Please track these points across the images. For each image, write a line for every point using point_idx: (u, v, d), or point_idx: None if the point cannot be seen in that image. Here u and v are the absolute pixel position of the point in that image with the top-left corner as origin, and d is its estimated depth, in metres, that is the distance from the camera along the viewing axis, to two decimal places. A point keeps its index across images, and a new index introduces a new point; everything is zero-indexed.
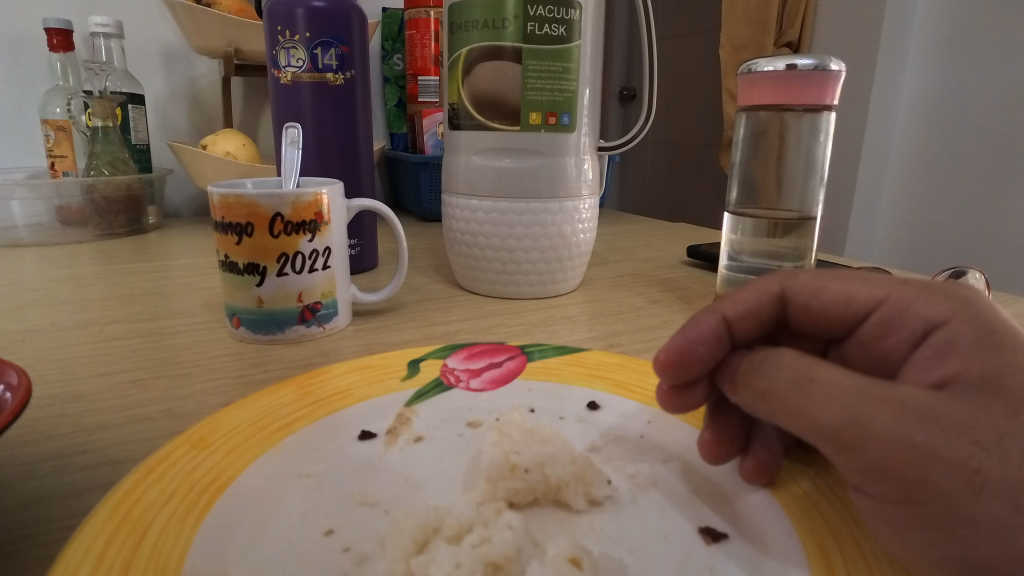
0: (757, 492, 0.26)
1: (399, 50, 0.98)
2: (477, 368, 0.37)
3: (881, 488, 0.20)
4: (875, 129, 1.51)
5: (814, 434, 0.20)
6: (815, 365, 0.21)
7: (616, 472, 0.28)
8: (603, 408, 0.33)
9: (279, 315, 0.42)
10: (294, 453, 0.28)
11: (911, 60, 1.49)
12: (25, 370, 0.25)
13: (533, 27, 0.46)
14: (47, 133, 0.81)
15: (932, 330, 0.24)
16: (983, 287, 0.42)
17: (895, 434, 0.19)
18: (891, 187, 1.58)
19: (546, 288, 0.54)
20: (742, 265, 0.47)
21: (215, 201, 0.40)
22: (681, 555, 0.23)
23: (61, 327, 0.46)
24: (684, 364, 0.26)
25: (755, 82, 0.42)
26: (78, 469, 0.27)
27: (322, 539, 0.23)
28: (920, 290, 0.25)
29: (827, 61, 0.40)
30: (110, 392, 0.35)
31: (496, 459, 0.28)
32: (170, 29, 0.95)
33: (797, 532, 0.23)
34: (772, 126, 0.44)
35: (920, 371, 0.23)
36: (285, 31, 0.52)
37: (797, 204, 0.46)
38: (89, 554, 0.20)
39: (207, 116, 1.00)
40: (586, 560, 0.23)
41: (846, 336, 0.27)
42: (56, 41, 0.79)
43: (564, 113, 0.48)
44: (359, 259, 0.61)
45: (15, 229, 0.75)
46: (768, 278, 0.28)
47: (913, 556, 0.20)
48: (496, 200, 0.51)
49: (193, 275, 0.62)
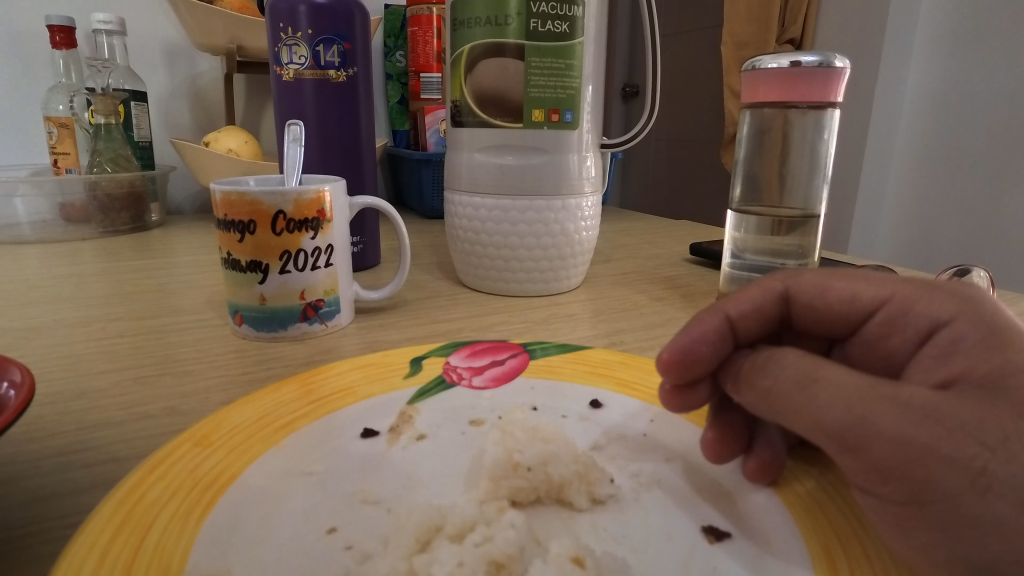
0: (761, 491, 0.26)
1: (401, 46, 0.98)
2: (480, 366, 0.37)
3: (886, 489, 0.20)
4: (879, 126, 1.50)
5: (818, 434, 0.20)
6: (819, 365, 0.21)
7: (619, 471, 0.28)
8: (605, 407, 0.33)
9: (281, 313, 0.42)
10: (296, 452, 0.28)
11: (916, 57, 1.48)
12: (27, 368, 0.25)
13: (536, 24, 0.46)
14: (50, 131, 0.81)
15: (937, 329, 0.23)
16: (988, 285, 0.42)
17: (900, 435, 0.19)
18: (894, 184, 1.57)
19: (549, 286, 0.54)
20: (745, 263, 0.47)
21: (218, 199, 0.40)
22: (683, 555, 0.23)
23: (64, 325, 0.46)
24: (687, 363, 0.26)
25: (759, 79, 0.42)
26: (80, 467, 0.27)
27: (324, 537, 0.23)
28: (925, 289, 0.25)
29: (832, 57, 0.39)
30: (112, 389, 0.36)
31: (498, 457, 0.28)
32: (172, 26, 0.95)
33: (800, 532, 0.23)
34: (776, 123, 0.44)
35: (925, 370, 0.23)
36: (287, 28, 0.52)
37: (801, 201, 0.45)
38: (92, 552, 0.20)
39: (209, 113, 1.00)
40: (588, 560, 0.23)
41: (850, 335, 0.27)
42: (58, 39, 0.79)
43: (566, 110, 0.48)
44: (361, 256, 0.61)
45: (18, 226, 0.75)
46: (772, 277, 0.28)
47: (918, 557, 0.20)
48: (499, 197, 0.50)
49: (196, 272, 0.62)
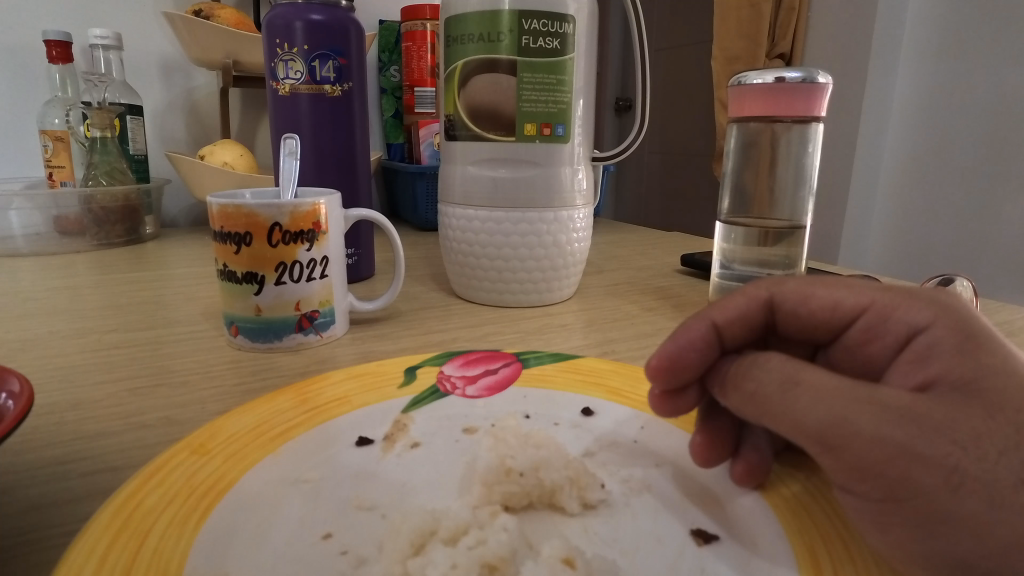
0: (748, 495, 0.27)
1: (396, 61, 1.00)
2: (473, 375, 0.38)
3: (865, 487, 0.21)
4: (866, 140, 1.53)
5: (800, 434, 0.21)
6: (801, 367, 0.22)
7: (610, 476, 0.28)
8: (597, 414, 0.34)
9: (277, 324, 0.43)
10: (292, 460, 0.28)
11: (901, 71, 1.51)
12: (26, 378, 0.25)
13: (527, 40, 0.47)
14: (45, 144, 0.81)
15: (915, 335, 0.24)
16: (971, 294, 0.43)
17: (877, 434, 0.20)
18: (882, 195, 1.60)
19: (542, 297, 0.55)
20: (733, 273, 0.47)
21: (215, 211, 0.41)
22: (673, 556, 0.23)
23: (60, 337, 0.46)
24: (674, 370, 0.26)
25: (744, 94, 0.43)
26: (79, 475, 0.28)
27: (320, 542, 0.24)
28: (904, 297, 0.25)
29: (815, 73, 0.41)
30: (109, 400, 0.36)
31: (492, 463, 0.29)
32: (169, 40, 0.96)
33: (786, 534, 0.24)
34: (762, 137, 0.45)
35: (904, 375, 0.24)
36: (284, 44, 0.53)
37: (787, 213, 0.46)
38: (91, 557, 0.21)
39: (205, 127, 1.01)
40: (578, 561, 0.23)
41: (832, 341, 0.28)
42: (55, 53, 0.80)
43: (558, 124, 0.49)
44: (356, 268, 0.61)
45: (13, 239, 0.75)
46: (758, 284, 0.28)
47: (897, 553, 0.21)
48: (492, 209, 0.51)
49: (191, 284, 0.62)
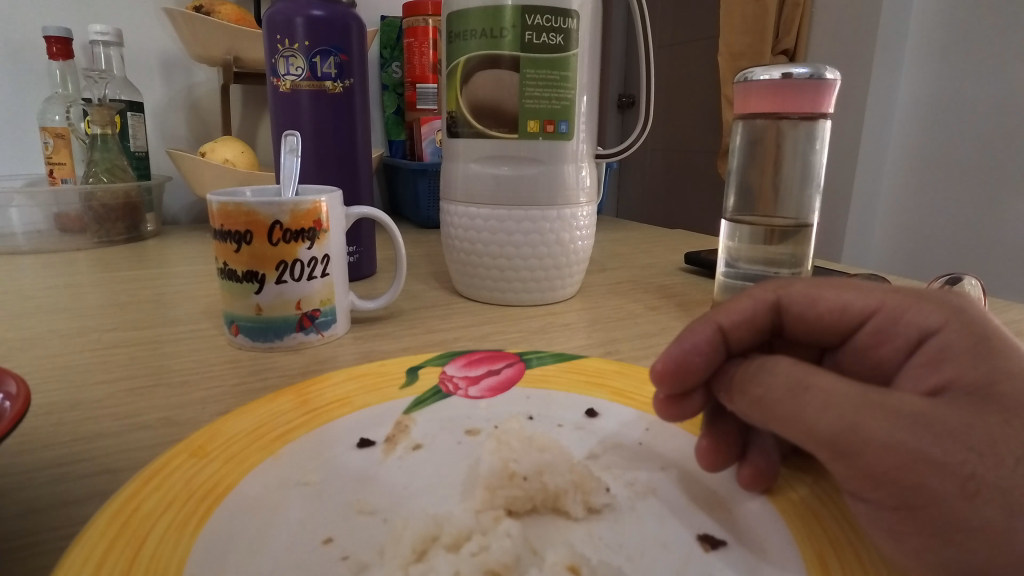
0: (755, 499, 0.26)
1: (398, 58, 0.99)
2: (476, 376, 0.38)
3: (877, 494, 0.20)
4: (871, 136, 1.52)
5: (810, 441, 0.20)
6: (811, 371, 0.21)
7: (615, 480, 0.28)
8: (601, 416, 0.33)
9: (277, 323, 0.42)
10: (293, 462, 0.28)
11: (907, 67, 1.50)
12: (23, 379, 0.25)
13: (531, 36, 0.46)
14: (46, 141, 0.81)
15: (926, 338, 0.24)
16: (980, 294, 0.42)
17: (890, 441, 0.19)
18: (887, 192, 1.59)
19: (544, 296, 0.54)
20: (739, 272, 0.47)
21: (215, 209, 0.40)
22: (680, 563, 0.23)
23: (60, 336, 0.46)
24: (680, 374, 0.26)
25: (750, 91, 0.43)
26: (77, 478, 0.27)
27: (321, 548, 0.23)
28: (914, 298, 0.25)
29: (823, 69, 0.40)
30: (108, 400, 0.35)
31: (495, 467, 0.28)
32: (170, 37, 0.96)
33: (795, 541, 0.23)
34: (768, 134, 0.44)
35: (915, 378, 0.23)
36: (285, 40, 0.53)
37: (793, 211, 0.46)
38: (88, 563, 0.20)
39: (206, 124, 1.00)
40: (584, 567, 0.23)
41: (841, 344, 0.27)
42: (56, 49, 0.79)
43: (562, 121, 0.49)
44: (357, 266, 0.61)
45: (13, 236, 0.75)
46: (764, 286, 0.28)
47: (909, 562, 0.20)
48: (494, 207, 0.51)
49: (192, 283, 0.62)
